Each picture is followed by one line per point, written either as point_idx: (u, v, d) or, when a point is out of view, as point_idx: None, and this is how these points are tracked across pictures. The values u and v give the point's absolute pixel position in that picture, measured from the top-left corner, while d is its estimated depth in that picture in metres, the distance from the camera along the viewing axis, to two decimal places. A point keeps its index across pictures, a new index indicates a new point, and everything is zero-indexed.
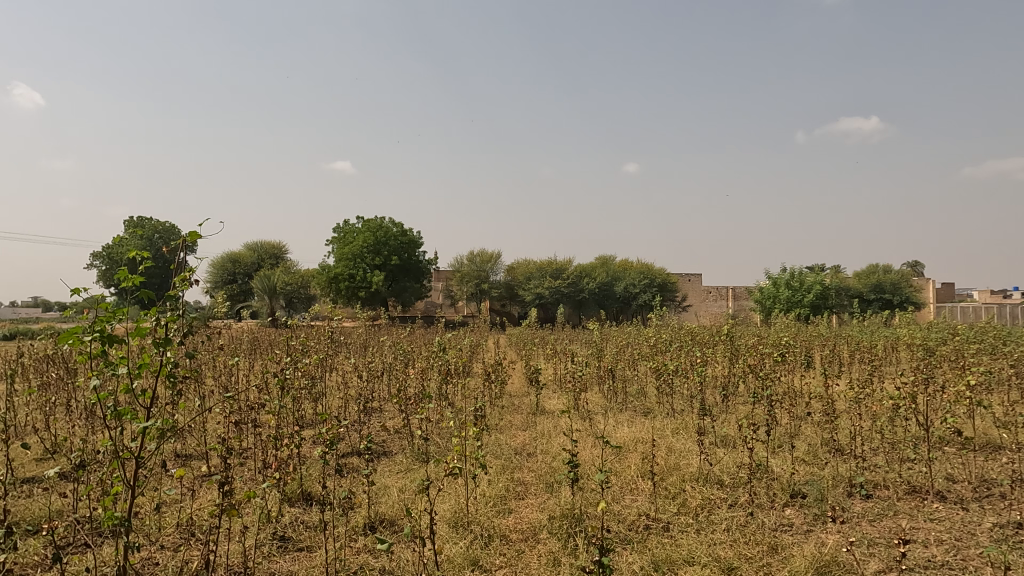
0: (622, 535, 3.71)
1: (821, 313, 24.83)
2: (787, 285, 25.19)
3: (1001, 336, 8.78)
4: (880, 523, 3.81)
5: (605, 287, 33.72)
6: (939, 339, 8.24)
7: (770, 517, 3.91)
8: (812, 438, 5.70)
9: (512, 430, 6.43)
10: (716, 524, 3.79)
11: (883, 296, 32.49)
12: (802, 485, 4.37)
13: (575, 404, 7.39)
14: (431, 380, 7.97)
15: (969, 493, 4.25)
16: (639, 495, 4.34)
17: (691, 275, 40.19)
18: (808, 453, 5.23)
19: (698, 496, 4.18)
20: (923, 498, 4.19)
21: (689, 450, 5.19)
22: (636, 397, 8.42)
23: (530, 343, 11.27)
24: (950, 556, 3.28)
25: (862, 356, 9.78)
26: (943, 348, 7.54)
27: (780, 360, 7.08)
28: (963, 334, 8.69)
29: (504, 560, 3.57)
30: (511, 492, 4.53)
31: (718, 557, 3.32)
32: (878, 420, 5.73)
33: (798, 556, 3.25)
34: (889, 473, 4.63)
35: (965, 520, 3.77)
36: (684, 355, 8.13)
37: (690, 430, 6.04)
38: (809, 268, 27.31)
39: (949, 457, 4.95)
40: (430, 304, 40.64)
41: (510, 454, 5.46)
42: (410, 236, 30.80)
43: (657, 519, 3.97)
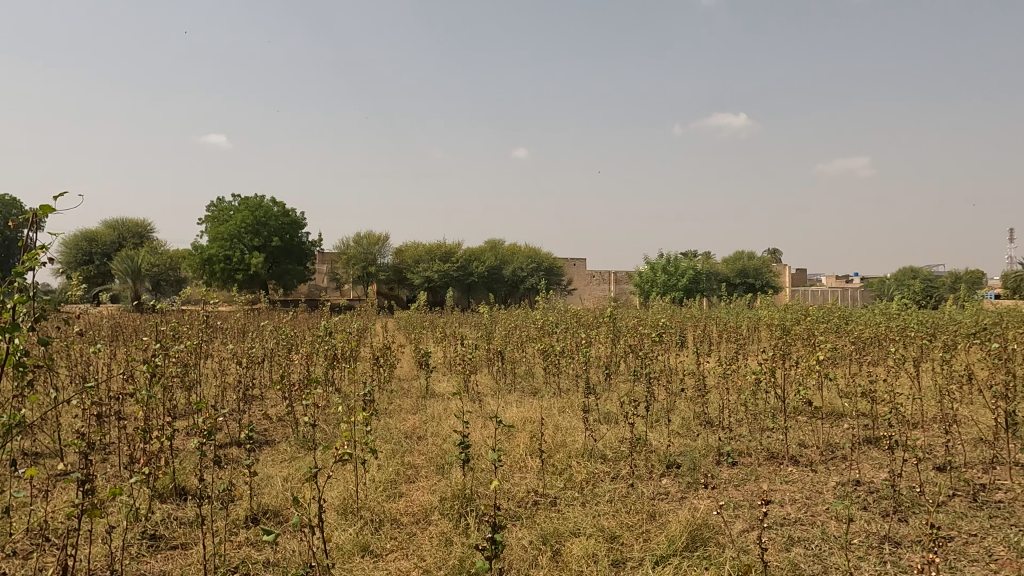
0: (512, 512, 3.81)
1: (694, 296, 26.61)
2: (663, 270, 26.78)
3: (844, 316, 9.83)
4: (744, 487, 4.16)
5: (493, 270, 34.11)
6: (795, 319, 9.08)
7: (649, 487, 4.16)
8: (685, 412, 6.09)
9: (401, 414, 6.36)
10: (601, 496, 3.98)
11: (748, 280, 35.34)
12: (677, 457, 4.69)
13: (465, 386, 7.42)
14: (317, 365, 7.71)
15: (817, 456, 4.74)
16: (528, 472, 4.46)
17: (576, 260, 41.61)
18: (683, 426, 5.60)
19: (583, 471, 4.35)
20: (779, 463, 4.62)
21: (575, 427, 5.39)
22: (524, 378, 8.64)
23: (420, 326, 11.22)
24: (802, 513, 3.65)
25: (729, 335, 10.60)
26: (798, 328, 8.33)
27: (658, 340, 7.51)
28: (815, 313, 9.63)
29: (395, 543, 3.55)
30: (402, 476, 4.50)
31: (602, 527, 3.49)
32: (742, 394, 6.23)
33: (674, 521, 3.46)
34: (752, 442, 5.07)
35: (814, 481, 4.17)
36: (570, 337, 8.42)
37: (575, 407, 6.29)
38: (684, 255, 29.03)
39: (802, 426, 5.48)
40: (314, 288, 39.22)
41: (400, 438, 5.40)
42: (294, 217, 29.56)
43: (545, 494, 4.10)
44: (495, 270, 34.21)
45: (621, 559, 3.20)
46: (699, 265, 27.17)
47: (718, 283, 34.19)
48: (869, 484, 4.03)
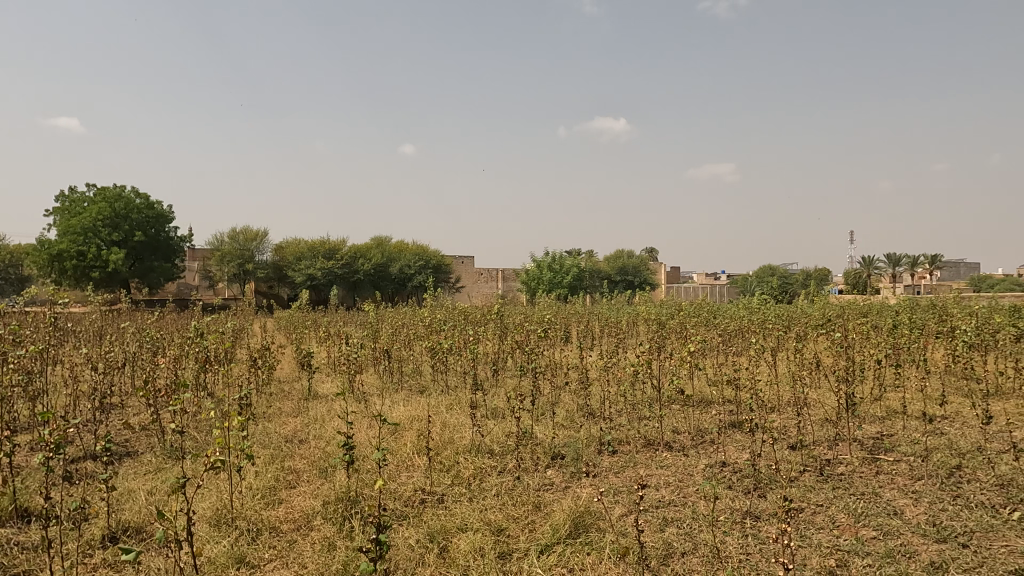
0: (398, 512, 3.76)
1: (578, 293, 27.53)
2: (549, 267, 27.49)
3: (713, 310, 10.58)
4: (623, 474, 4.36)
5: (379, 267, 33.42)
6: (669, 314, 9.64)
7: (535, 479, 4.25)
8: (569, 404, 6.29)
9: (281, 418, 6.07)
10: (487, 491, 4.02)
11: (627, 278, 37.05)
12: (561, 448, 4.82)
13: (350, 386, 7.21)
14: (186, 369, 7.18)
15: (689, 441, 5.06)
16: (415, 471, 4.41)
17: (464, 258, 41.70)
18: (566, 418, 5.77)
19: (471, 466, 4.37)
20: (655, 450, 4.88)
21: (462, 423, 5.40)
22: (411, 376, 8.54)
23: (301, 325, 10.77)
24: (675, 495, 3.88)
25: (610, 330, 11.07)
26: (672, 322, 8.85)
27: (543, 335, 7.69)
28: (687, 308, 10.27)
29: (274, 553, 3.39)
30: (282, 482, 4.30)
31: (488, 521, 3.53)
32: (622, 385, 6.52)
33: (559, 510, 3.56)
34: (630, 431, 5.32)
35: (686, 465, 4.46)
36: (458, 334, 8.42)
37: (462, 404, 6.30)
38: (569, 253, 29.96)
39: (675, 413, 5.83)
40: (183, 286, 36.50)
41: (279, 443, 5.15)
42: (160, 210, 27.35)
43: (432, 492, 4.08)
44: (381, 267, 33.54)
45: (507, 551, 3.25)
46: (582, 264, 28.16)
47: (601, 280, 35.58)
48: (733, 464, 4.36)
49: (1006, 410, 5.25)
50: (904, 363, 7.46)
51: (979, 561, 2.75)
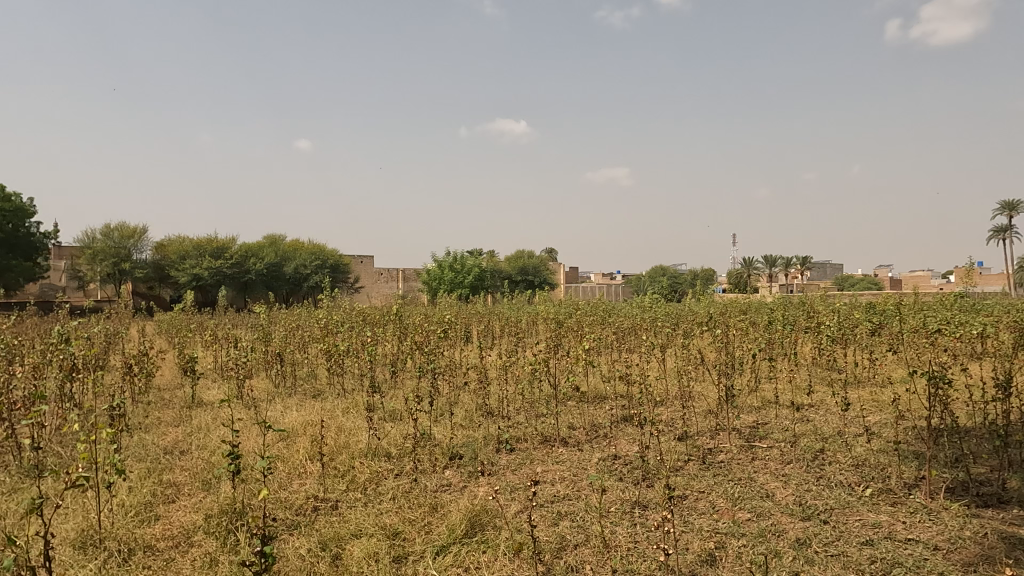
0: (288, 521, 3.61)
1: (480, 293, 27.66)
2: (450, 267, 27.42)
3: (608, 309, 10.97)
4: (520, 471, 4.42)
5: (273, 267, 31.98)
6: (567, 313, 9.89)
7: (432, 480, 4.23)
8: (467, 404, 6.29)
9: (160, 428, 5.67)
10: (383, 495, 3.95)
11: (528, 278, 37.65)
12: (459, 448, 4.83)
13: (238, 392, 6.85)
14: (48, 378, 6.54)
15: (584, 436, 5.22)
16: (307, 478, 4.26)
17: (363, 257, 40.74)
18: (465, 417, 5.78)
19: (366, 471, 4.28)
20: (551, 446, 4.99)
21: (358, 427, 5.27)
22: (306, 380, 8.23)
23: (185, 329, 10.11)
24: (569, 488, 3.99)
25: (510, 329, 11.20)
26: (570, 321, 9.09)
27: (443, 335, 7.66)
28: (584, 307, 10.58)
29: (149, 573, 3.16)
30: (160, 497, 4.02)
31: (383, 525, 3.47)
32: (520, 384, 6.62)
33: (455, 510, 3.56)
34: (528, 428, 5.41)
35: (580, 459, 4.59)
36: (355, 336, 8.22)
37: (359, 407, 6.15)
38: (471, 253, 30.01)
39: (571, 410, 5.99)
40: (47, 287, 33.21)
41: (157, 456, 4.80)
42: (18, 203, 24.75)
43: (325, 499, 3.96)
44: (275, 267, 32.11)
45: (402, 554, 3.21)
46: (483, 264, 28.32)
47: (502, 280, 35.91)
48: (624, 456, 4.54)
49: (862, 397, 5.82)
50: (778, 356, 8.08)
51: (837, 534, 3.03)
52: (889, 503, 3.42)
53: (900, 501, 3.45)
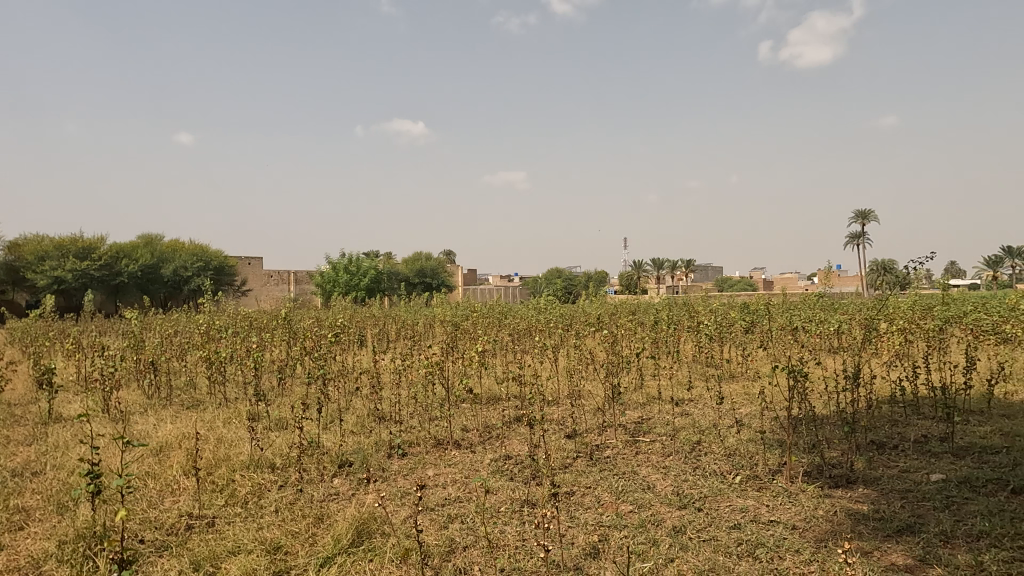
0: (158, 543, 3.37)
1: (376, 295, 27.12)
2: (345, 269, 26.68)
3: (504, 310, 11.10)
4: (412, 475, 4.38)
5: (149, 268, 29.71)
6: (463, 316, 9.91)
7: (319, 489, 4.09)
8: (359, 410, 6.14)
9: (8, 448, 5.11)
10: (265, 508, 3.78)
11: (426, 280, 37.35)
12: (348, 455, 4.70)
13: (104, 405, 6.30)
14: None
15: (476, 437, 5.24)
16: (181, 495, 3.99)
17: (251, 259, 38.75)
18: (356, 423, 5.64)
19: (247, 484, 4.08)
20: (444, 449, 4.98)
21: (240, 438, 5.01)
22: (183, 390, 7.71)
23: (42, 337, 9.17)
24: (460, 490, 3.99)
25: (406, 332, 11.07)
26: (465, 324, 9.11)
27: (334, 339, 7.43)
28: (480, 309, 10.65)
29: None
30: (5, 525, 3.62)
31: (264, 540, 3.32)
32: (414, 387, 6.55)
33: (342, 519, 3.47)
34: (420, 432, 5.36)
35: (472, 460, 4.61)
36: (239, 342, 7.80)
37: (242, 417, 5.85)
38: (367, 255, 29.36)
39: (465, 412, 6.01)
40: None
41: (3, 479, 4.32)
42: None
43: (201, 516, 3.72)
44: (151, 269, 29.86)
45: (284, 569, 3.09)
46: (380, 266, 27.81)
47: (399, 282, 35.39)
48: (516, 456, 4.61)
49: (735, 391, 6.24)
50: (662, 354, 8.51)
51: (709, 520, 3.24)
52: (755, 488, 3.70)
53: (765, 485, 3.74)
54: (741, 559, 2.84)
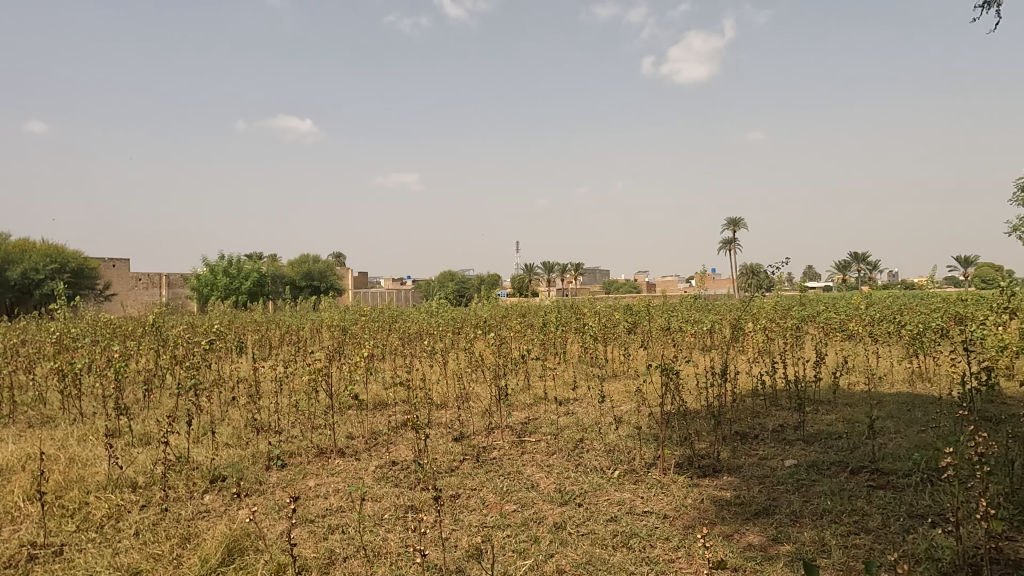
0: None
1: (259, 300, 25.83)
2: (224, 272, 25.21)
3: (394, 314, 10.94)
4: (291, 486, 4.20)
5: None
6: (351, 320, 9.66)
7: (187, 507, 3.83)
8: (235, 421, 5.81)
9: None
10: (124, 531, 3.48)
11: (313, 283, 36.06)
12: (222, 469, 4.44)
13: None
14: None
15: (362, 445, 5.12)
16: (24, 523, 3.60)
17: (116, 261, 35.63)
18: (232, 435, 5.33)
19: (104, 506, 3.74)
20: (327, 458, 4.82)
21: (97, 456, 4.59)
22: (31, 406, 6.95)
23: None
24: (343, 499, 3.88)
25: (291, 337, 10.63)
26: (353, 328, 8.89)
27: (209, 346, 6.99)
28: (369, 313, 10.43)
29: None
30: None
31: (121, 566, 3.06)
32: (297, 395, 6.29)
33: (211, 538, 3.27)
34: (302, 442, 5.16)
35: (356, 468, 4.50)
36: (99, 351, 7.14)
37: (101, 433, 5.35)
38: (249, 257, 27.91)
39: (351, 419, 5.85)
40: None
41: None
42: None
43: (46, 545, 3.37)
44: None
45: None
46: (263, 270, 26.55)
47: (284, 285, 33.91)
48: (402, 462, 4.55)
49: (617, 390, 6.52)
50: (550, 356, 8.73)
51: (588, 515, 3.36)
52: (631, 481, 3.89)
53: (640, 478, 3.94)
54: (616, 550, 2.97)
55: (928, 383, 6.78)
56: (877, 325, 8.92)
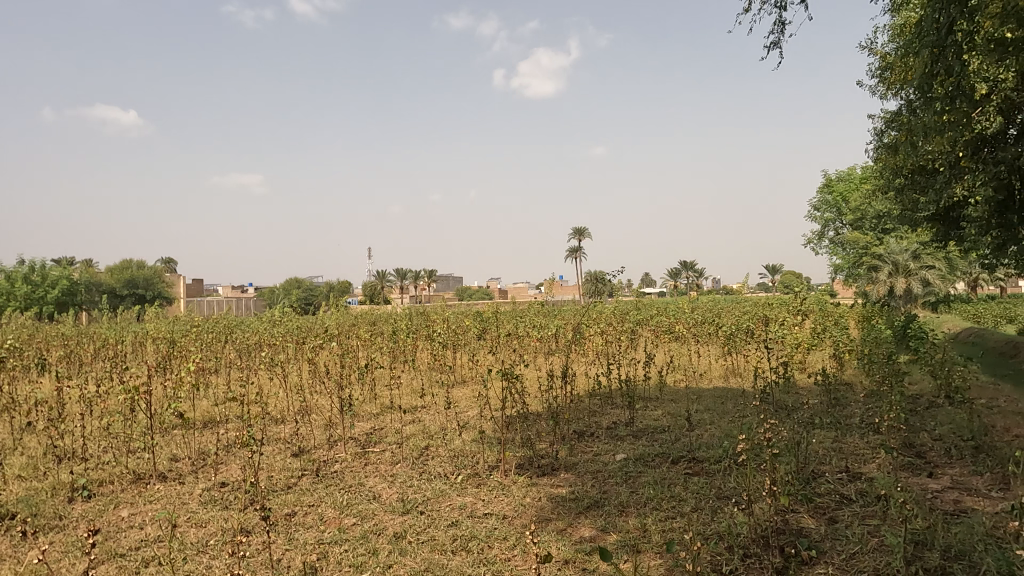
0: None
1: (68, 311, 22.88)
2: (23, 280, 22.02)
3: (231, 323, 10.21)
4: (99, 518, 3.75)
5: None
6: (180, 332, 8.87)
7: None
8: (32, 449, 5.09)
9: None
10: None
11: (136, 291, 32.61)
12: (10, 506, 3.86)
13: None
14: None
15: (187, 467, 4.71)
16: None
17: None
18: (26, 466, 4.66)
19: None
20: (144, 484, 4.37)
21: None
22: None
23: None
24: (162, 527, 3.54)
25: (108, 351, 9.54)
26: (182, 341, 8.17)
27: None
28: (202, 323, 9.64)
29: None
30: None
31: None
32: (110, 417, 5.64)
33: None
34: (115, 468, 4.64)
35: (179, 493, 4.13)
36: None
37: None
38: (56, 263, 24.61)
39: (175, 440, 5.37)
40: None
41: None
42: None
43: None
44: None
45: None
46: (74, 277, 23.57)
47: (101, 294, 30.34)
48: (232, 482, 4.25)
49: (465, 396, 6.60)
50: (400, 364, 8.63)
51: (429, 522, 3.36)
52: (473, 485, 3.95)
53: (482, 481, 4.02)
54: (454, 553, 3.00)
55: (739, 378, 7.61)
56: (699, 327, 9.85)
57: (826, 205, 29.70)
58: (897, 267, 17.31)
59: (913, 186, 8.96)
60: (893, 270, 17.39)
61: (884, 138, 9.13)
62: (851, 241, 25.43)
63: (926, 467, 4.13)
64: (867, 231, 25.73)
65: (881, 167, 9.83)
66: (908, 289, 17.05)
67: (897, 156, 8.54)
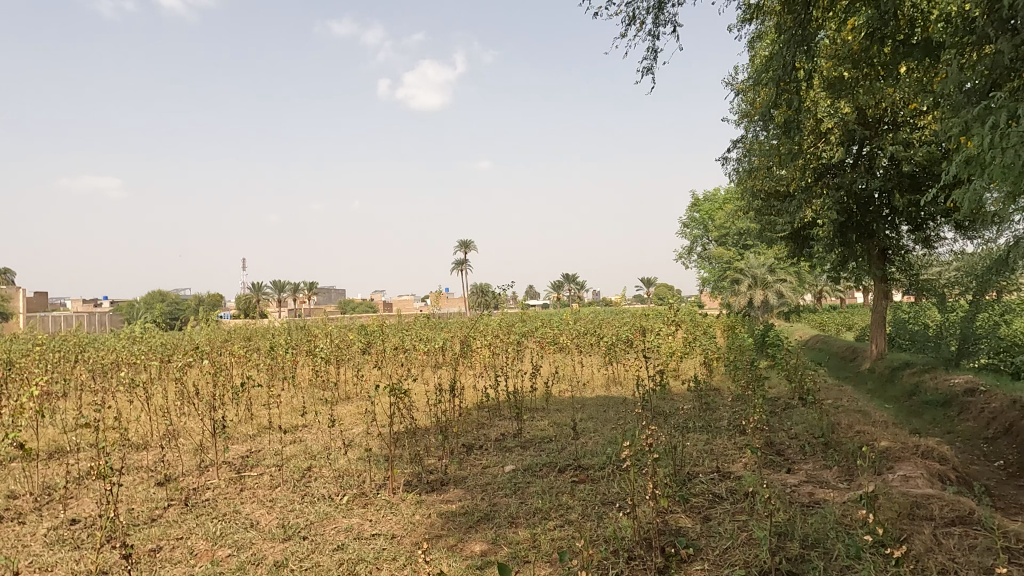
0: None
1: None
2: None
3: (81, 341, 9.23)
4: None
5: None
6: (18, 352, 7.89)
7: None
8: None
9: None
10: None
11: None
12: None
13: None
14: None
15: (29, 504, 4.18)
16: None
17: None
18: None
19: None
20: None
21: None
22: None
23: None
24: None
25: None
26: (21, 362, 7.26)
27: None
28: (45, 341, 8.64)
29: None
30: None
31: None
32: None
33: None
34: None
35: (19, 535, 3.64)
36: None
37: None
38: None
39: (13, 475, 4.74)
40: None
41: None
42: None
43: None
44: None
45: None
46: None
47: None
48: (85, 519, 3.83)
49: (349, 414, 6.39)
50: (278, 381, 8.21)
51: (313, 547, 3.21)
52: (360, 505, 3.83)
53: (369, 501, 3.90)
54: None
55: (620, 387, 7.95)
56: (581, 339, 10.21)
57: (693, 222, 31.89)
58: (756, 280, 18.92)
59: (769, 208, 9.82)
60: (753, 283, 18.97)
61: (741, 163, 9.96)
62: (717, 256, 27.49)
63: (785, 463, 4.53)
64: (730, 246, 27.92)
65: (741, 190, 10.70)
66: (765, 300, 18.71)
67: (755, 180, 9.34)
